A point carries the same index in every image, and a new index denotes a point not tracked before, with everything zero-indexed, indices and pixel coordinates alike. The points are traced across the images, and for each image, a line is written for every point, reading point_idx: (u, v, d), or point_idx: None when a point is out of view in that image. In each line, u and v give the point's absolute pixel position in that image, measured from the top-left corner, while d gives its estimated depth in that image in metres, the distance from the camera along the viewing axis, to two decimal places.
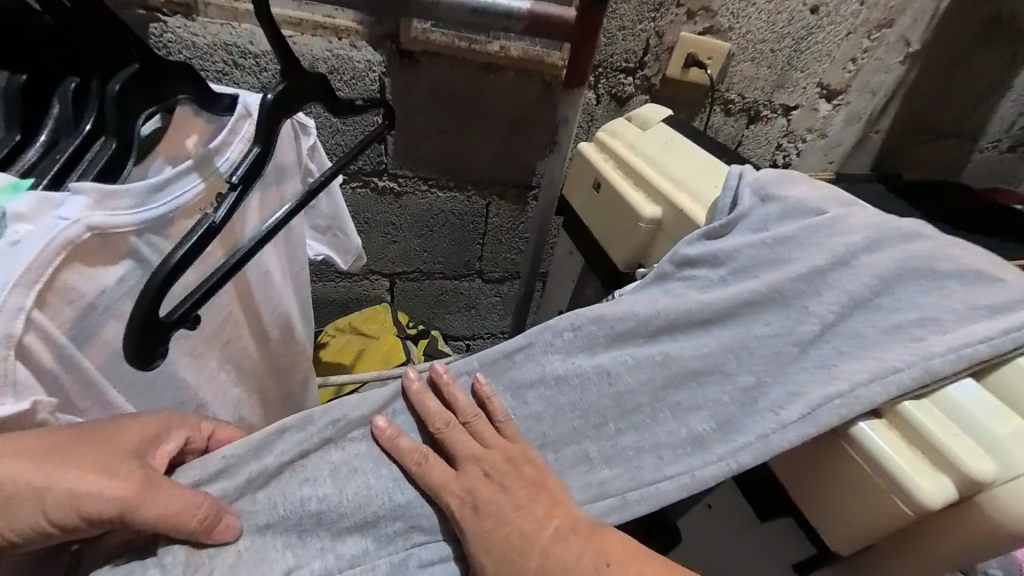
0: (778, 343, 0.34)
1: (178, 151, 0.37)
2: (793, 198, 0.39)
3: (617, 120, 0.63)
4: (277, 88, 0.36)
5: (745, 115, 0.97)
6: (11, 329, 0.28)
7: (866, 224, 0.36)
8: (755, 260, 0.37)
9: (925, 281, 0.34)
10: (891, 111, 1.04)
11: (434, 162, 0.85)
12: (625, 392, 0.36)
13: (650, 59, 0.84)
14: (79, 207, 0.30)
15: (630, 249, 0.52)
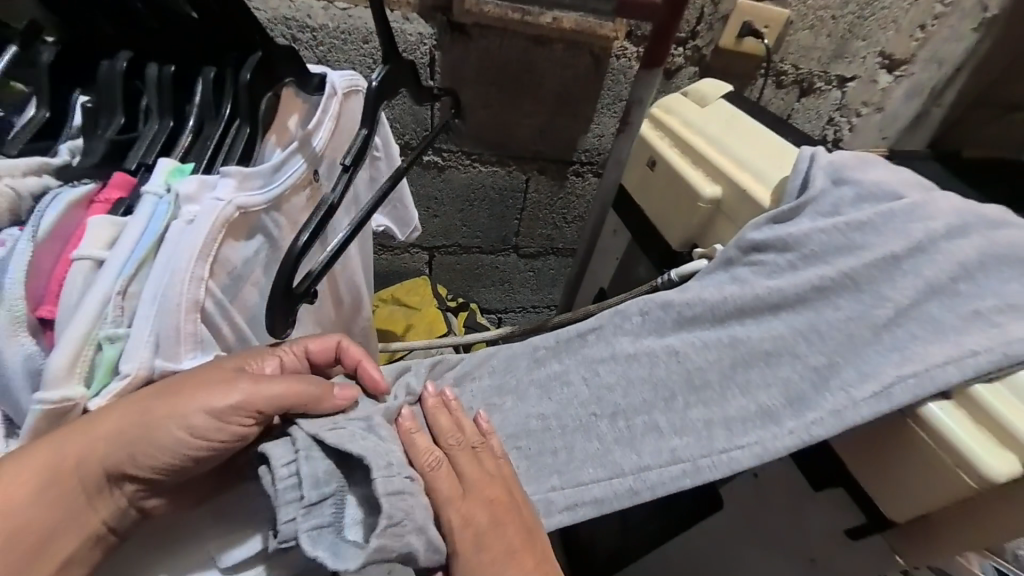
0: (852, 327, 0.38)
1: (286, 133, 0.42)
2: (869, 180, 0.41)
3: (672, 96, 0.62)
4: (381, 72, 0.39)
5: (797, 88, 0.93)
6: (196, 295, 0.33)
7: (949, 210, 0.38)
8: (827, 246, 0.40)
9: (1006, 270, 0.35)
10: (958, 82, 0.98)
11: (481, 138, 0.86)
12: (695, 370, 0.41)
13: (703, 29, 0.81)
14: (230, 188, 0.36)
15: (686, 229, 0.53)
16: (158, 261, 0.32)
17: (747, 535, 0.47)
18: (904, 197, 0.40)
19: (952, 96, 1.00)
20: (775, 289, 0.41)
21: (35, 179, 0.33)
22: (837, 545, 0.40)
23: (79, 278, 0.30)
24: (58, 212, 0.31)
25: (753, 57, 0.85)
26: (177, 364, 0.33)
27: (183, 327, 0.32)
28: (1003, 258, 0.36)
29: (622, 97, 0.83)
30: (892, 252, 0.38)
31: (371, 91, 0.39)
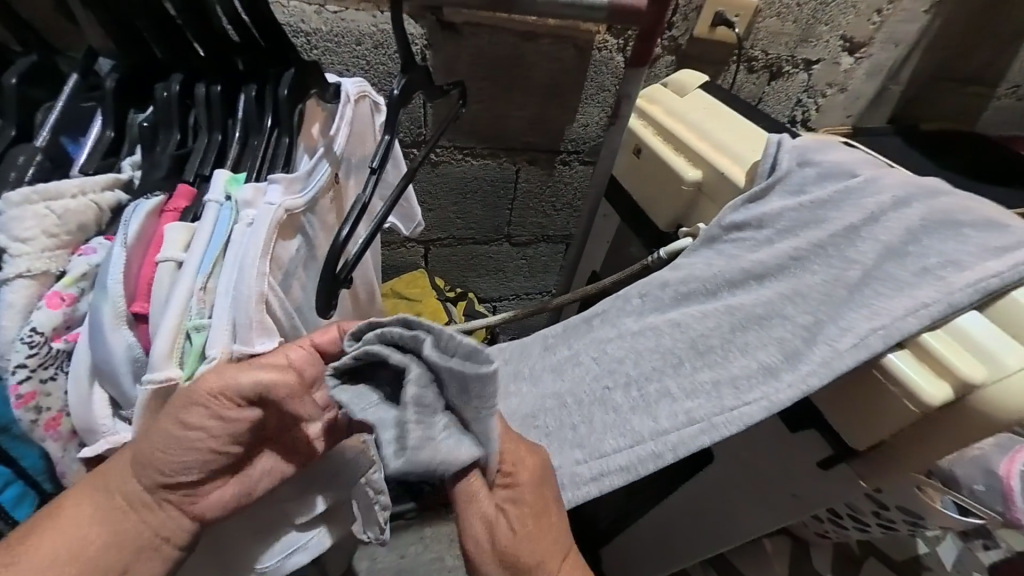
0: (828, 288, 0.43)
1: (311, 139, 0.48)
2: (830, 161, 0.47)
3: (654, 86, 0.66)
4: (400, 82, 0.43)
5: (767, 72, 0.98)
6: (260, 288, 0.38)
7: (896, 184, 0.44)
8: (797, 222, 0.46)
9: (947, 231, 0.41)
10: (913, 62, 1.05)
11: (473, 132, 0.89)
12: (695, 336, 0.46)
13: (678, 19, 0.85)
14: (279, 194, 0.41)
15: (673, 211, 0.58)
16: (228, 257, 0.38)
17: (736, 479, 0.53)
18: (859, 174, 0.45)
19: (909, 75, 1.07)
20: (760, 260, 0.46)
21: (110, 194, 0.39)
22: (812, 477, 0.46)
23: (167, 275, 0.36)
24: (139, 222, 0.36)
25: (726, 45, 0.90)
26: (251, 348, 0.38)
27: (256, 317, 0.38)
28: (952, 217, 0.41)
29: (605, 87, 0.88)
30: (857, 219, 0.43)
31: (391, 98, 0.42)
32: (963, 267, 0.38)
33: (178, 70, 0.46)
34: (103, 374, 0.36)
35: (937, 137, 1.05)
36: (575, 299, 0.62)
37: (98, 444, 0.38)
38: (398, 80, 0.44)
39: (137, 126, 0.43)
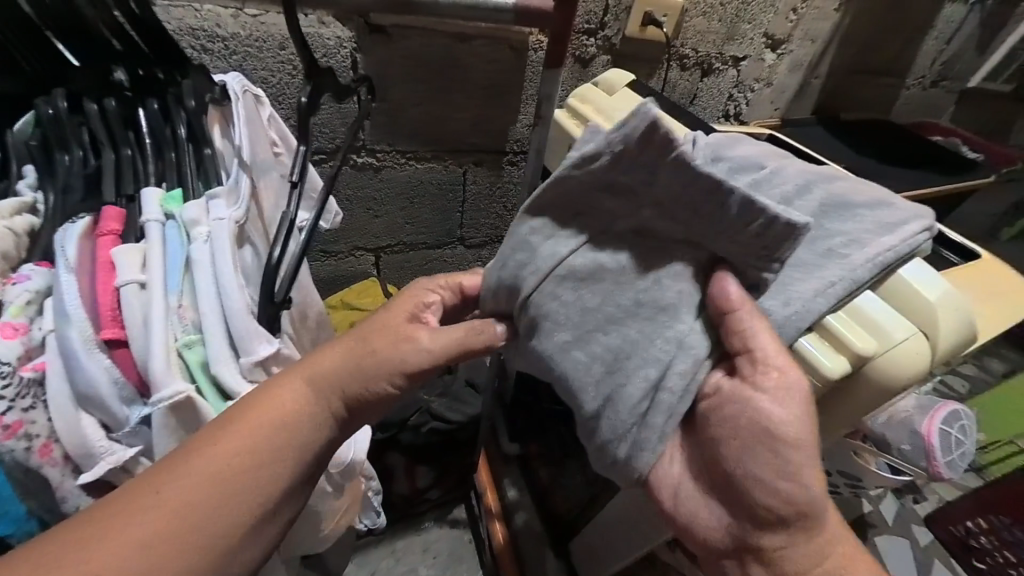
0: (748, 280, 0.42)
1: (222, 149, 0.46)
2: (740, 156, 0.48)
3: (585, 85, 0.68)
4: (309, 90, 0.41)
5: (699, 69, 1.03)
6: (239, 298, 0.39)
7: (796, 175, 0.46)
8: None
9: (846, 213, 0.44)
10: (829, 56, 1.12)
11: (414, 134, 0.87)
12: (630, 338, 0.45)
13: (610, 20, 0.87)
14: (224, 206, 0.40)
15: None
16: (197, 272, 0.38)
17: None
18: (766, 166, 0.47)
19: (826, 68, 1.15)
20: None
21: (21, 218, 0.39)
22: None
23: (133, 300, 0.36)
24: (79, 248, 0.36)
25: (657, 44, 0.93)
26: (255, 354, 0.39)
27: (247, 325, 0.38)
28: (853, 203, 0.44)
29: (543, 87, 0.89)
30: (780, 211, 0.44)
31: (303, 105, 0.41)
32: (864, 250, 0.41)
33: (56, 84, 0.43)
34: (90, 400, 0.35)
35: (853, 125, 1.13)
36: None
37: (98, 467, 0.36)
38: (308, 87, 0.42)
39: (23, 143, 0.42)
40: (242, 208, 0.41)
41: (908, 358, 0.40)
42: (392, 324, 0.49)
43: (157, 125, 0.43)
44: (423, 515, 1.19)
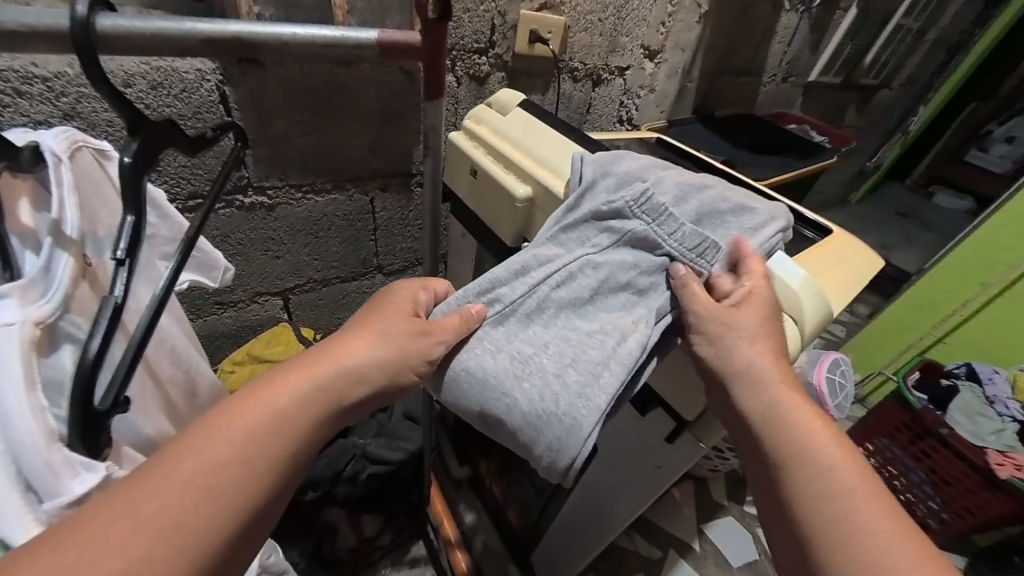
0: (586, 293, 0.47)
1: (23, 226, 0.35)
2: (624, 171, 0.50)
3: (480, 106, 0.68)
4: (133, 148, 0.34)
5: (589, 81, 1.09)
6: (44, 424, 0.29)
7: (675, 181, 0.49)
8: (573, 236, 0.49)
9: (714, 220, 0.49)
10: (699, 62, 1.25)
11: (307, 166, 0.81)
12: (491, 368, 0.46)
13: (498, 39, 0.87)
14: (14, 308, 0.31)
15: (515, 225, 0.60)
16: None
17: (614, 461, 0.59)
18: (645, 178, 0.50)
19: (697, 73, 1.28)
20: (561, 296, 0.47)
21: None
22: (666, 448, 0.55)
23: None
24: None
25: (546, 60, 0.96)
26: (68, 492, 0.29)
27: (47, 460, 0.29)
28: (722, 202, 0.49)
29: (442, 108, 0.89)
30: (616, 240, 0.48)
31: (127, 169, 0.34)
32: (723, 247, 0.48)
33: None
34: None
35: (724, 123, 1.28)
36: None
37: None
38: (131, 144, 0.34)
39: None
40: (51, 304, 0.32)
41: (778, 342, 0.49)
42: (399, 314, 0.46)
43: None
44: (377, 560, 1.13)
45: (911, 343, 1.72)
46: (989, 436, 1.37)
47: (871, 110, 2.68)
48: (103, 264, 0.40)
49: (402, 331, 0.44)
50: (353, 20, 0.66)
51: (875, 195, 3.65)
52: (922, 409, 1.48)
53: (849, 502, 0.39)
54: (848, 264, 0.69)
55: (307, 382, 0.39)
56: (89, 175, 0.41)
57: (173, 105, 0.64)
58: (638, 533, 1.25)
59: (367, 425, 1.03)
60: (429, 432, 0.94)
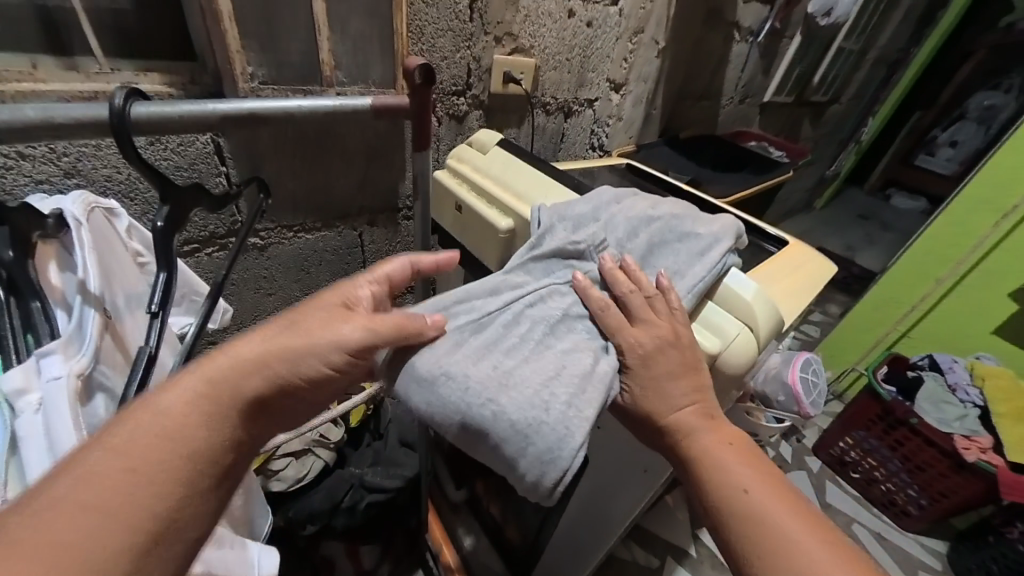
0: (549, 312, 0.50)
1: (55, 290, 0.41)
2: (576, 214, 0.57)
3: (461, 146, 0.73)
4: (162, 215, 0.40)
5: (560, 113, 1.17)
6: None
7: (624, 220, 0.57)
8: (539, 269, 0.53)
9: (665, 249, 0.55)
10: (661, 91, 1.34)
11: (297, 206, 0.84)
12: (466, 381, 0.44)
13: (474, 82, 0.94)
14: (60, 363, 0.36)
15: (501, 255, 0.64)
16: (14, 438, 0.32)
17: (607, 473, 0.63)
18: (596, 218, 0.57)
19: (660, 101, 1.37)
20: (533, 313, 0.50)
21: None
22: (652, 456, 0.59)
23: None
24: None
25: (519, 97, 1.03)
26: None
27: None
28: (668, 234, 0.56)
29: None
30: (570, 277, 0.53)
31: (158, 232, 0.40)
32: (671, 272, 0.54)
33: None
34: None
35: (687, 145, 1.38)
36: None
37: None
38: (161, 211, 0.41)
39: None
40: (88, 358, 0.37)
41: (732, 355, 0.53)
42: (363, 297, 0.48)
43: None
44: None
45: (878, 339, 1.82)
46: (954, 422, 1.46)
47: (825, 123, 2.87)
48: (121, 318, 0.45)
49: (364, 311, 0.46)
50: (340, 73, 0.71)
51: (837, 200, 3.87)
52: (892, 401, 1.57)
53: (751, 503, 0.43)
54: (802, 273, 0.77)
55: (253, 355, 0.41)
56: (105, 234, 0.45)
57: (169, 158, 0.67)
58: (635, 543, 1.27)
59: (362, 455, 1.02)
60: (426, 457, 0.95)
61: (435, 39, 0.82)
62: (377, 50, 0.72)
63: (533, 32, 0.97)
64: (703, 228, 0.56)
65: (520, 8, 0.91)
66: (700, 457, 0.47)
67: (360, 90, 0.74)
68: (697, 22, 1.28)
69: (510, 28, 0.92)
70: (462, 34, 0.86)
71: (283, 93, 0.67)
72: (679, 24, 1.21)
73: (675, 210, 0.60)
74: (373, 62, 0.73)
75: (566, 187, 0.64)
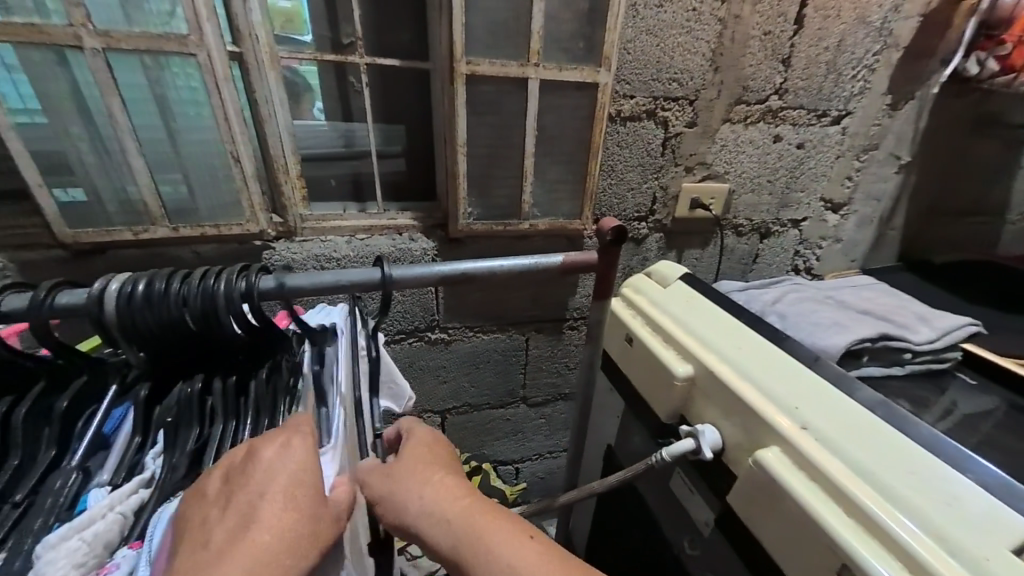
0: (899, 465, 0.38)
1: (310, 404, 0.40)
2: (760, 401, 0.46)
3: (637, 275, 0.72)
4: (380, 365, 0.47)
5: (757, 234, 1.05)
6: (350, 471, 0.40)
7: (826, 315, 0.64)
8: (848, 441, 0.40)
9: (826, 319, 0.62)
10: (901, 211, 1.09)
11: (480, 312, 0.96)
12: (870, 481, 0.37)
13: (659, 207, 0.94)
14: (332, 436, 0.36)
15: (742, 494, 0.45)
16: (123, 550, 0.28)
17: None
18: (827, 384, 0.47)
19: (902, 220, 1.11)
20: (883, 433, 0.40)
21: None
22: None
23: (68, 545, 0.26)
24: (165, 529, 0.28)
25: (705, 221, 0.99)
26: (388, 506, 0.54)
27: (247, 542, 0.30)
28: (839, 316, 0.63)
29: None
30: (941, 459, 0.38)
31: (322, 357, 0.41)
32: (945, 335, 0.61)
33: (165, 371, 0.37)
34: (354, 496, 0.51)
35: (947, 271, 1.06)
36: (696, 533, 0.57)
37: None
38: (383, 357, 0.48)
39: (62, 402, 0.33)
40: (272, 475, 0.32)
41: None
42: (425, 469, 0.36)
43: (195, 320, 0.35)
44: None
45: None
46: None
47: None
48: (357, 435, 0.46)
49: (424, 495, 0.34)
50: (534, 209, 0.83)
51: None
52: None
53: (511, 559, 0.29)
54: None
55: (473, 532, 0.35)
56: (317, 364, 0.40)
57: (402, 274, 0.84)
58: None
59: None
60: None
61: (625, 173, 0.88)
62: (568, 191, 0.83)
63: (730, 159, 0.93)
64: (841, 317, 0.63)
65: (715, 140, 0.90)
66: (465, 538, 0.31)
67: (549, 221, 0.84)
68: (957, 129, 1.03)
69: (704, 158, 0.91)
70: (651, 167, 0.89)
71: (486, 225, 0.81)
72: (928, 135, 1.01)
73: (833, 310, 0.65)
74: (561, 200, 0.84)
75: (853, 408, 0.43)
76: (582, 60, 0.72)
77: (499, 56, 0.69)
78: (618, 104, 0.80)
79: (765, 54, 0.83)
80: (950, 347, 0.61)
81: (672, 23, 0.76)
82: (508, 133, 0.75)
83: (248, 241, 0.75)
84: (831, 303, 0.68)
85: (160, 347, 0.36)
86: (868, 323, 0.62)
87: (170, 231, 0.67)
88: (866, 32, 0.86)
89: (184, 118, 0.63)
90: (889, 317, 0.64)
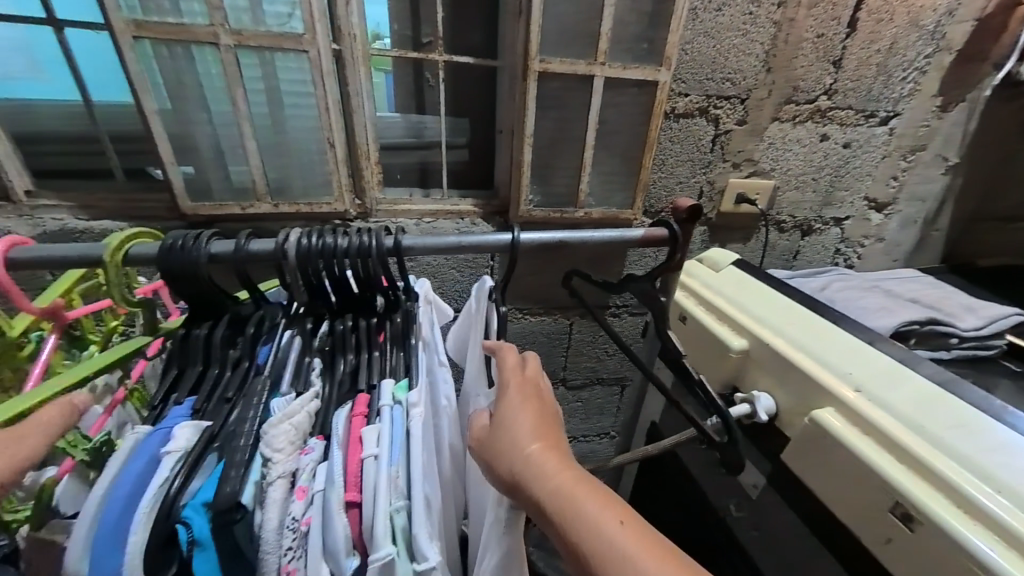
0: (948, 421, 0.42)
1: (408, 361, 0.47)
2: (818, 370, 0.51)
3: (690, 261, 0.77)
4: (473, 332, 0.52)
5: (799, 230, 1.08)
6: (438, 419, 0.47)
7: (872, 301, 0.67)
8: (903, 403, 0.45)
9: (875, 304, 0.66)
10: (946, 212, 1.11)
11: (529, 295, 1.02)
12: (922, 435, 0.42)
13: (705, 201, 0.98)
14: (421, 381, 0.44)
15: (795, 451, 0.50)
16: (312, 438, 0.37)
17: None
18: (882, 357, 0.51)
19: (946, 221, 1.13)
20: (937, 398, 0.44)
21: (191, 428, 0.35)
22: None
23: (282, 427, 0.35)
24: (342, 425, 0.37)
25: (749, 216, 1.03)
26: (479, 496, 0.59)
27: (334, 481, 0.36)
28: (885, 301, 0.67)
29: (647, 256, 1.01)
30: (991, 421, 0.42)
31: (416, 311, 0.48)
32: (993, 323, 0.64)
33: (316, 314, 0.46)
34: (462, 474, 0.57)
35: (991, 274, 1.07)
36: (747, 497, 0.61)
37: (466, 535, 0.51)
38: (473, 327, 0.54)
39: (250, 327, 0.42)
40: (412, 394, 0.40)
41: None
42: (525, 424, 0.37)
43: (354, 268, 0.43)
44: None
45: None
46: None
47: None
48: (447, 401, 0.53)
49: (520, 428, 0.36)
50: (589, 199, 0.89)
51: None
52: None
53: (607, 522, 0.27)
54: None
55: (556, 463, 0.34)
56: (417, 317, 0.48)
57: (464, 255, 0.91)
58: None
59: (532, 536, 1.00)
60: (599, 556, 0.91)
61: (675, 168, 0.93)
62: (622, 182, 0.88)
63: (777, 157, 0.97)
64: (889, 302, 0.66)
65: (764, 138, 0.94)
66: (559, 500, 0.30)
67: (602, 210, 0.89)
68: (1007, 132, 1.04)
69: (752, 155, 0.95)
70: (701, 163, 0.94)
71: (545, 212, 0.87)
72: (976, 138, 1.02)
73: (880, 295, 0.69)
74: (615, 190, 0.89)
75: (908, 377, 0.47)
76: (644, 60, 0.78)
77: (568, 55, 0.75)
78: (673, 101, 0.85)
79: (816, 56, 0.87)
80: (997, 334, 0.64)
81: (730, 25, 0.81)
82: (571, 127, 0.81)
83: (331, 219, 0.83)
84: (876, 290, 0.72)
85: (319, 290, 0.44)
86: (915, 309, 0.65)
87: (272, 207, 0.76)
88: (919, 35, 0.89)
89: (290, 107, 0.71)
90: (935, 305, 0.67)
